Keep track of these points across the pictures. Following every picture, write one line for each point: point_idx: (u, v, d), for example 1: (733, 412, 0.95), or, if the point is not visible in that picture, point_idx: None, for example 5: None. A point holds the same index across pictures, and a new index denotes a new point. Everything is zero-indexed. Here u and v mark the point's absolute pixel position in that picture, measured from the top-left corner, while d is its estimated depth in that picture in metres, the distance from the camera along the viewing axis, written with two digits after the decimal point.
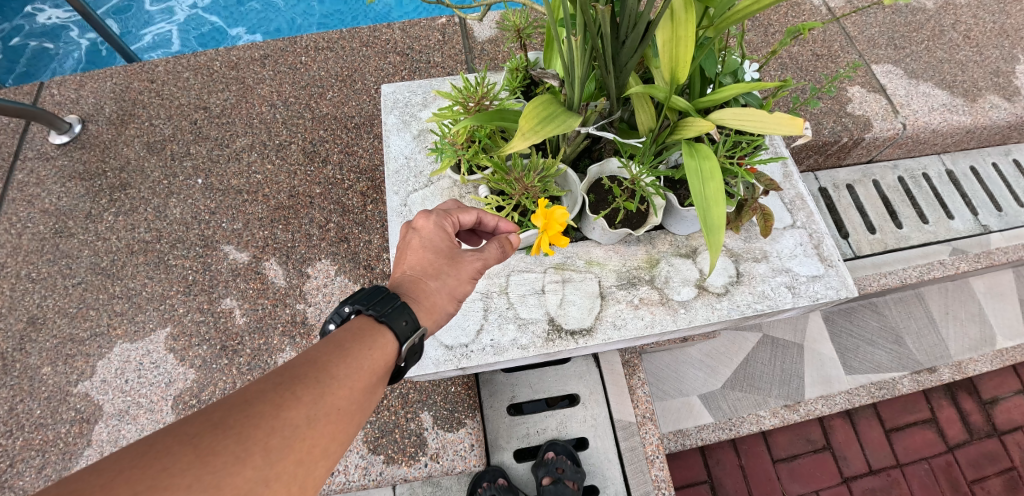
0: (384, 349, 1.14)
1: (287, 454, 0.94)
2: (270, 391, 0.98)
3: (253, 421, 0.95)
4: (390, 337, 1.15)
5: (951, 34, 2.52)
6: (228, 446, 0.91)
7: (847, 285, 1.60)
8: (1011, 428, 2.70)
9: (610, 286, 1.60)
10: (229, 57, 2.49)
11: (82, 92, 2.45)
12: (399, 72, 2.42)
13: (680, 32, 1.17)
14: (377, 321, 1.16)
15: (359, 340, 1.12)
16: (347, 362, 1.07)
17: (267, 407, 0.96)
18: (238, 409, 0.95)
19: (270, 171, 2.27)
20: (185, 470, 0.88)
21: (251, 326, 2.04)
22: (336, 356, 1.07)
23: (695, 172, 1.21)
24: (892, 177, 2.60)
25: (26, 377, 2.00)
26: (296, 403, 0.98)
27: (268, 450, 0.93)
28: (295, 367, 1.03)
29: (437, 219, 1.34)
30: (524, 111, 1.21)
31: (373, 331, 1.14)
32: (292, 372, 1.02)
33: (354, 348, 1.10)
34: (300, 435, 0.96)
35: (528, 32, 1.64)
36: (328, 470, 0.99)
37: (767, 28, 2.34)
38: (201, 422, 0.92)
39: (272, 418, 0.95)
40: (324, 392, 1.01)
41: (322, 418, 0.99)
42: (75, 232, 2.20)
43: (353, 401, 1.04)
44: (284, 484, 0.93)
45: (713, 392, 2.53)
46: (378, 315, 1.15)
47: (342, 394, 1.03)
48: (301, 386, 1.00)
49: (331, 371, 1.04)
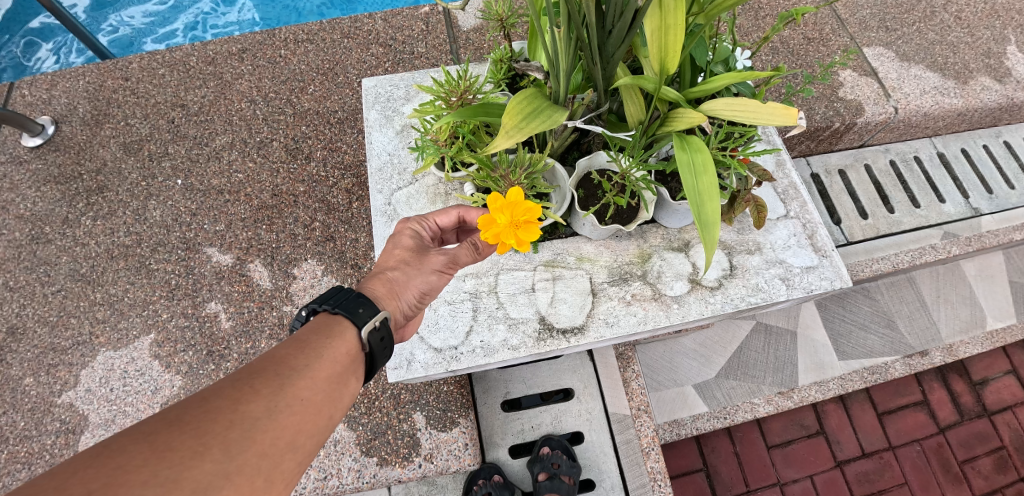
0: (347, 340, 1.11)
1: (248, 446, 0.91)
2: (227, 386, 0.95)
3: (211, 416, 0.91)
4: (350, 329, 1.12)
5: (942, 15, 2.49)
6: (184, 441, 0.87)
7: (842, 275, 1.58)
8: (1001, 408, 2.71)
9: (602, 282, 1.57)
10: (206, 52, 2.42)
11: (54, 92, 2.37)
12: (382, 64, 2.36)
13: (669, 21, 1.11)
14: (335, 314, 1.14)
15: (320, 334, 1.10)
16: (308, 355, 1.05)
17: (224, 402, 0.93)
18: (194, 405, 0.91)
19: (252, 169, 2.21)
20: (139, 467, 0.84)
21: (237, 330, 1.99)
22: (295, 349, 1.05)
23: (688, 165, 1.17)
24: (884, 161, 2.58)
25: (8, 388, 1.95)
26: (254, 396, 0.95)
27: (228, 443, 0.90)
28: (254, 364, 1.01)
29: (414, 224, 1.35)
30: (507, 107, 1.16)
31: (333, 324, 1.12)
32: (250, 368, 0.99)
33: (316, 341, 1.08)
34: (261, 426, 0.93)
35: (511, 21, 1.59)
36: (296, 463, 0.95)
37: (757, 12, 2.30)
38: (156, 421, 0.89)
39: (230, 412, 0.92)
40: (284, 383, 0.99)
41: (284, 409, 0.96)
42: (53, 237, 2.13)
43: (316, 391, 1.01)
44: (248, 477, 0.89)
45: (707, 382, 2.52)
46: (334, 307, 1.14)
47: (304, 385, 1.00)
48: (258, 379, 0.98)
49: (291, 364, 1.02)
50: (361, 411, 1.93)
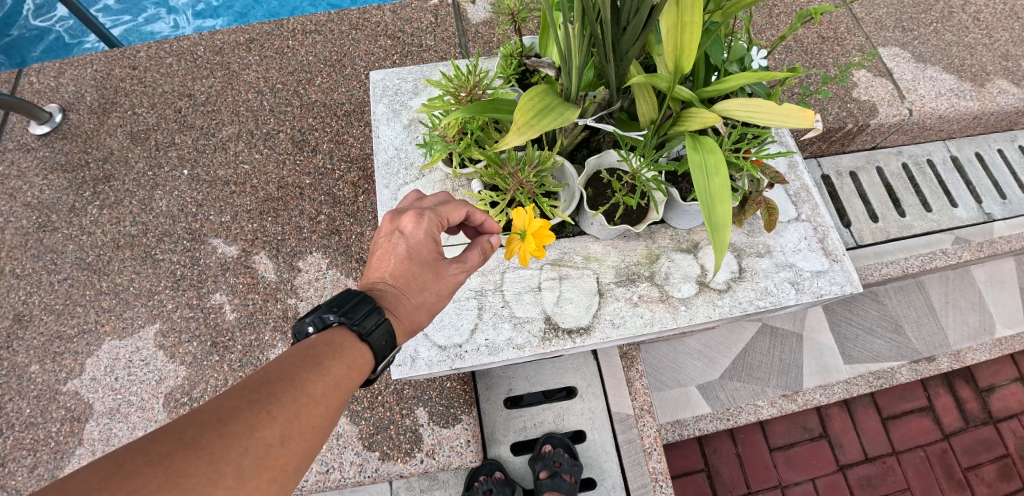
0: (362, 363, 1.08)
1: (259, 474, 0.89)
2: (242, 408, 0.92)
3: (225, 441, 0.88)
4: (366, 353, 1.10)
5: (960, 16, 2.45)
6: (198, 467, 0.85)
7: (852, 280, 1.56)
8: (1007, 416, 2.69)
9: (608, 283, 1.56)
10: (213, 42, 2.41)
11: (62, 79, 2.36)
12: (390, 56, 2.35)
13: (685, 18, 1.09)
14: (357, 335, 1.09)
15: (337, 354, 1.06)
16: (324, 378, 1.01)
17: (239, 425, 0.90)
18: (209, 427, 0.89)
19: (258, 160, 2.20)
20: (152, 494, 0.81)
21: (241, 322, 1.99)
22: (313, 370, 1.01)
23: (700, 165, 1.16)
24: (896, 163, 2.55)
25: (14, 375, 1.96)
26: (269, 422, 0.92)
27: (240, 470, 0.88)
28: (270, 379, 0.97)
29: (429, 222, 1.25)
30: (518, 104, 1.15)
31: (351, 345, 1.08)
32: (266, 386, 0.95)
33: (332, 363, 1.04)
34: (273, 454, 0.91)
35: (523, 15, 1.57)
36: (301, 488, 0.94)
37: (771, 10, 2.27)
38: (170, 441, 0.86)
39: (245, 438, 0.89)
40: (300, 409, 0.96)
41: (297, 437, 0.94)
42: (59, 226, 2.13)
43: (329, 417, 0.99)
44: None
45: (710, 383, 2.50)
46: (358, 327, 1.09)
47: (317, 411, 0.97)
48: (275, 403, 0.94)
49: (308, 387, 0.98)
50: (364, 405, 1.93)
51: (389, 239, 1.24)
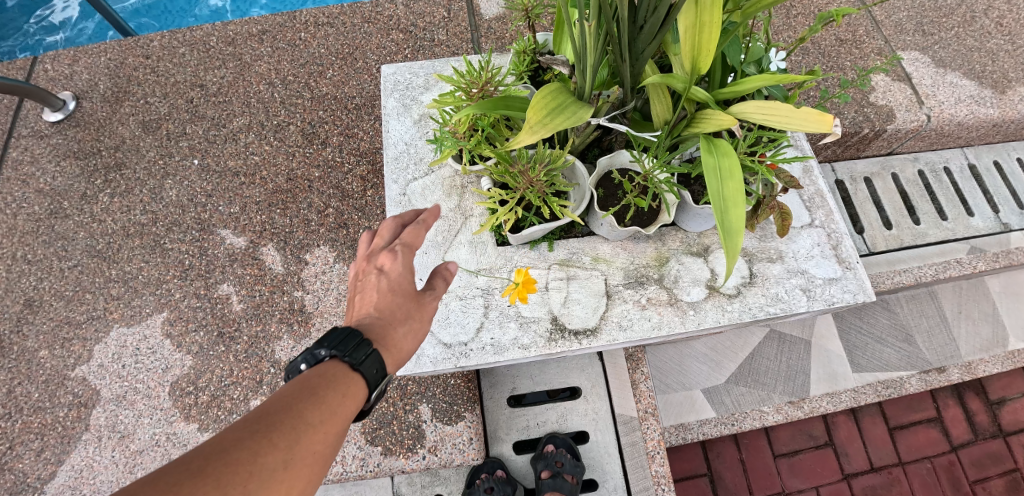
0: (357, 391, 1.07)
1: None
2: (244, 439, 0.92)
3: (227, 471, 0.89)
4: (359, 383, 1.08)
5: (982, 21, 2.41)
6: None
7: (865, 288, 1.53)
8: (1018, 429, 2.65)
9: (617, 285, 1.54)
10: (225, 32, 2.40)
11: (76, 67, 2.37)
12: (402, 50, 2.34)
13: (704, 18, 1.07)
14: (352, 363, 1.07)
15: (334, 382, 1.05)
16: (323, 407, 1.01)
17: (242, 453, 0.91)
18: (213, 456, 0.89)
19: (268, 152, 2.20)
20: None
21: (248, 313, 2.00)
22: (311, 400, 1.00)
23: (714, 169, 1.14)
24: (912, 170, 2.51)
25: (24, 360, 1.98)
26: (270, 449, 0.93)
27: None
28: (270, 410, 0.96)
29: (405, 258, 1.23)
30: (531, 102, 1.13)
31: (346, 373, 1.07)
32: (266, 418, 0.95)
33: (330, 392, 1.03)
34: (273, 485, 0.91)
35: (536, 12, 1.55)
36: None
37: (789, 11, 2.24)
38: (172, 474, 0.86)
39: (246, 468, 0.90)
40: (298, 438, 0.95)
41: (298, 464, 0.94)
42: (71, 213, 2.14)
43: (328, 444, 0.99)
44: None
45: (716, 387, 2.48)
46: (350, 357, 1.07)
47: (318, 438, 0.97)
48: (276, 432, 0.94)
49: (306, 415, 0.98)
50: None
51: (367, 277, 1.23)
